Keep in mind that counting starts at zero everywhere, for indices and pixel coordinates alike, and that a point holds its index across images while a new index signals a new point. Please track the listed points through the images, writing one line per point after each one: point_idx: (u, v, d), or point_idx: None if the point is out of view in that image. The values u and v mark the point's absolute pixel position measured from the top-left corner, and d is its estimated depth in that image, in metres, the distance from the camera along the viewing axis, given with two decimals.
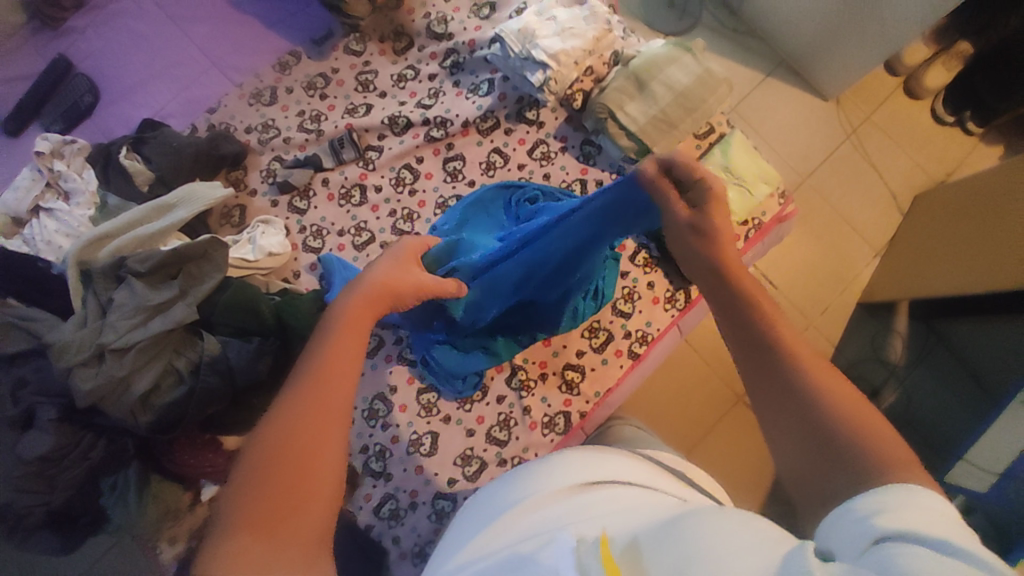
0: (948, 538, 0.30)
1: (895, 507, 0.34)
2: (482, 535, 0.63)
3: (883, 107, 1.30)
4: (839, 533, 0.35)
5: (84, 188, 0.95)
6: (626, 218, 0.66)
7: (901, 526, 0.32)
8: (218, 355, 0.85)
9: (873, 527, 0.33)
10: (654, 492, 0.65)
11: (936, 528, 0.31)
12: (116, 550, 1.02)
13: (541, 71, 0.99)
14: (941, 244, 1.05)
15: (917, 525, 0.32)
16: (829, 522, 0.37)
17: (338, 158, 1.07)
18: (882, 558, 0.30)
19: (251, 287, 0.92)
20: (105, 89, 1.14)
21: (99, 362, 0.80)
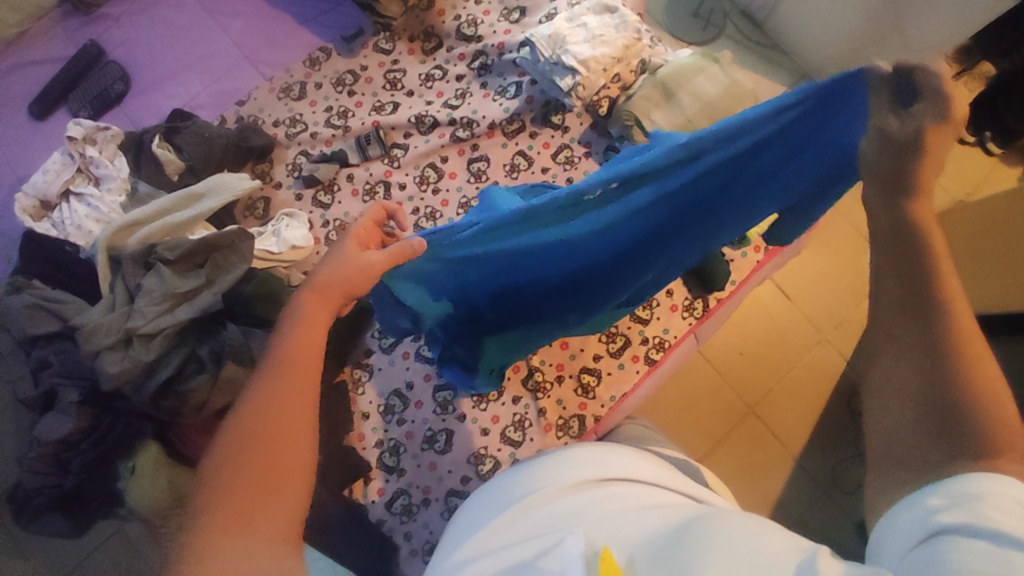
0: (997, 525, 0.32)
1: (949, 498, 0.36)
2: (493, 526, 0.64)
3: None
4: (896, 532, 0.37)
5: (116, 174, 0.97)
6: (823, 144, 0.59)
7: (950, 519, 0.34)
8: (240, 346, 0.86)
9: (925, 523, 0.36)
10: (660, 490, 0.66)
11: (986, 516, 0.33)
12: (121, 535, 1.02)
13: (570, 76, 1.00)
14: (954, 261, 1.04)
15: (968, 516, 0.34)
16: (889, 513, 0.40)
17: (364, 154, 1.09)
18: (933, 557, 0.33)
19: (275, 279, 0.93)
20: (135, 78, 1.15)
21: (126, 346, 0.81)
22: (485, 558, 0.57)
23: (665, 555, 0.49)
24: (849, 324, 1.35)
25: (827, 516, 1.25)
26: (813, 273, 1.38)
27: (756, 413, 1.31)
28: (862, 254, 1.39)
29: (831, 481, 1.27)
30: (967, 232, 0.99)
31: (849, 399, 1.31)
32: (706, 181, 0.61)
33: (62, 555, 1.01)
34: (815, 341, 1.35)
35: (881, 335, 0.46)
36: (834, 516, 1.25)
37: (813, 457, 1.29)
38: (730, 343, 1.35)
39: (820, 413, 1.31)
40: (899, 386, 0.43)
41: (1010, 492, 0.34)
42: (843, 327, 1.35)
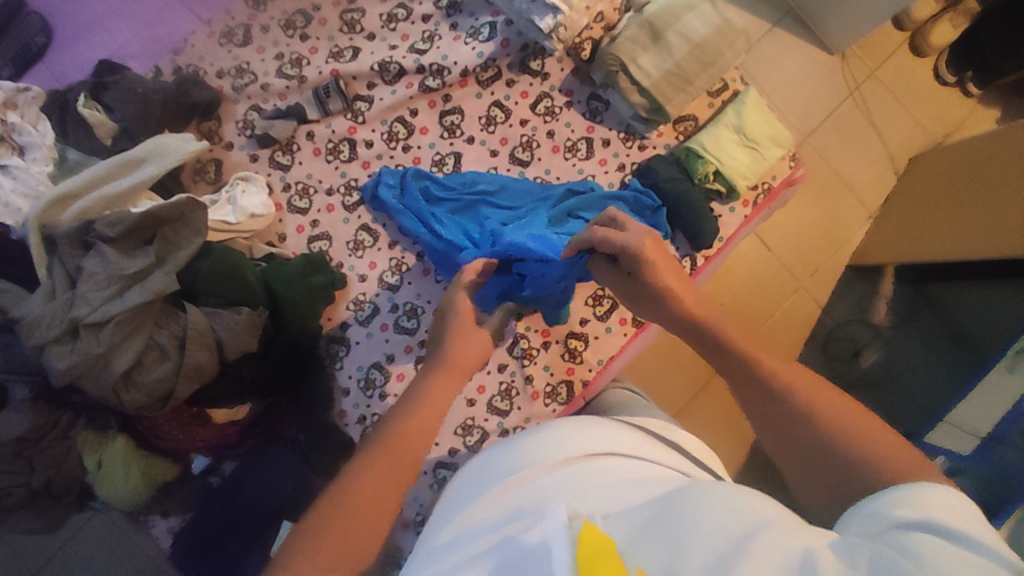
0: (943, 524, 0.39)
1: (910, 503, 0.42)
2: (476, 504, 0.56)
3: (889, 63, 1.38)
4: (854, 515, 0.44)
5: (41, 142, 0.85)
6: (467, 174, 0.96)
7: (897, 520, 0.41)
8: (203, 328, 0.78)
9: (869, 512, 0.43)
10: (652, 467, 0.61)
11: (933, 516, 0.40)
12: (80, 540, 0.92)
13: (551, 16, 0.89)
14: (971, 204, 1.09)
15: (922, 514, 0.40)
16: (864, 512, 0.44)
17: (323, 109, 0.98)
18: (902, 540, 0.38)
19: (234, 252, 0.85)
20: (61, 29, 1.00)
21: (73, 338, 0.74)
22: (469, 540, 0.50)
23: (670, 540, 0.42)
24: (826, 271, 1.36)
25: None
26: (796, 223, 1.36)
27: None
28: (843, 202, 1.37)
29: None
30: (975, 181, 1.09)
31: (823, 344, 1.34)
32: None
33: (25, 557, 0.91)
34: (791, 289, 1.35)
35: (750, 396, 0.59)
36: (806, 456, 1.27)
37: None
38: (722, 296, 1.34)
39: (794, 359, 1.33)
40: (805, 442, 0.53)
41: (958, 506, 0.40)
42: (821, 274, 1.36)
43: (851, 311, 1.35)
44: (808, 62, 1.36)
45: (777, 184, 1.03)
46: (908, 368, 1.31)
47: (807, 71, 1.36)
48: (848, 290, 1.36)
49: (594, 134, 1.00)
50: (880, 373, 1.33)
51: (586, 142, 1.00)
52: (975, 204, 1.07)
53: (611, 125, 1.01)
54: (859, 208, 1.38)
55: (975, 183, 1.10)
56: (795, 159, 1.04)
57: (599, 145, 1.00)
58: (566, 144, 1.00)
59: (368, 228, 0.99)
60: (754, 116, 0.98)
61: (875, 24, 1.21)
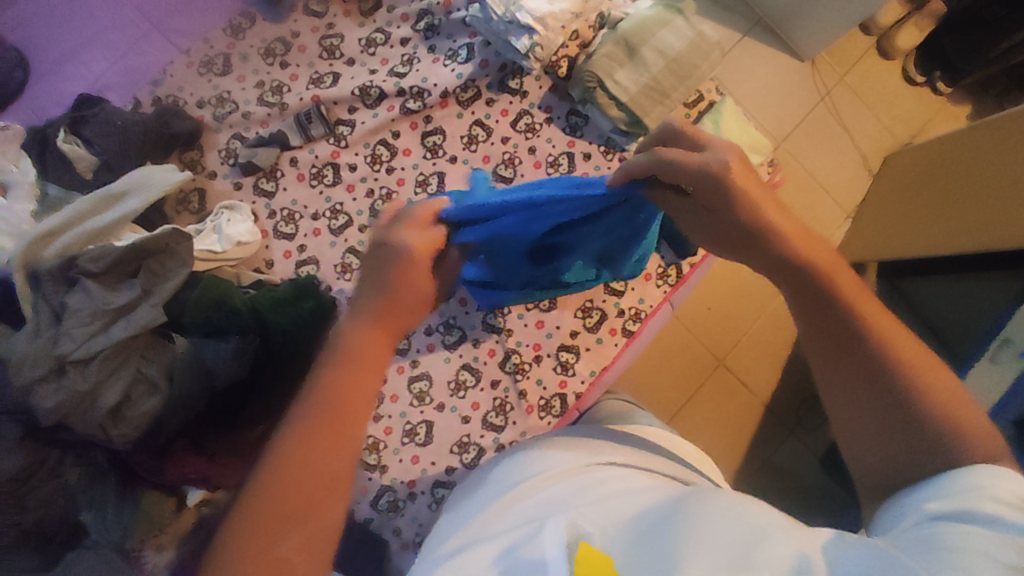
0: (985, 512, 0.38)
1: (945, 493, 0.42)
2: (486, 515, 0.57)
3: (859, 67, 1.43)
4: (894, 511, 0.44)
5: (23, 180, 0.84)
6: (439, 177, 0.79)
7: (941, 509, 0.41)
8: (194, 358, 0.79)
9: (917, 503, 0.43)
10: (657, 479, 0.60)
11: (971, 505, 0.39)
12: None
13: (527, 36, 0.91)
14: (947, 200, 1.11)
15: (956, 505, 0.40)
16: (903, 505, 0.44)
17: (306, 134, 0.99)
18: (932, 536, 0.39)
19: (222, 281, 0.85)
20: (37, 60, 0.99)
21: (60, 375, 0.73)
22: (476, 546, 0.50)
23: (668, 550, 0.42)
24: None
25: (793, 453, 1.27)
26: None
27: (725, 364, 1.29)
28: (821, 202, 1.40)
29: (793, 418, 1.28)
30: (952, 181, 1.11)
31: None
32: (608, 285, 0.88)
33: None
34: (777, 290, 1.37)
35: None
36: (801, 453, 1.28)
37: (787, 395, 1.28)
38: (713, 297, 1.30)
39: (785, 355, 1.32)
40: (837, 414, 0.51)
41: (1016, 490, 0.40)
42: None
43: None
44: (780, 68, 1.40)
45: None
46: None
47: (779, 77, 1.40)
48: None
49: (575, 148, 1.02)
50: None
51: (568, 157, 1.02)
52: (957, 199, 1.08)
53: (591, 139, 1.03)
54: (837, 208, 1.41)
55: (953, 180, 1.11)
56: (772, 164, 1.06)
57: (581, 159, 1.02)
58: (548, 159, 1.02)
59: (355, 250, 0.99)
60: (729, 125, 1.00)
61: (841, 30, 1.25)
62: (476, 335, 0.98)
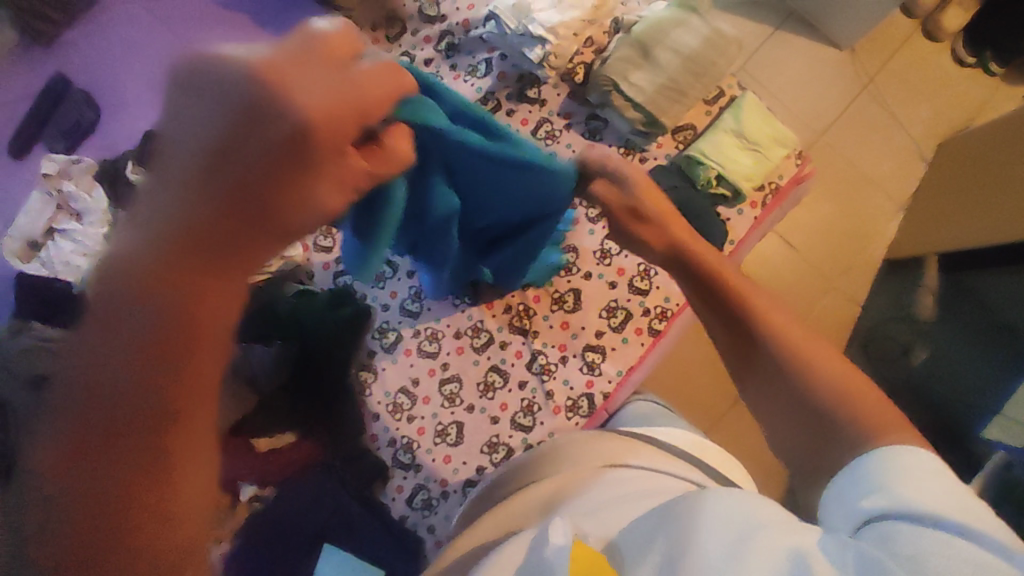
0: (912, 506, 0.40)
1: (874, 489, 0.43)
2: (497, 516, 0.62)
3: (903, 51, 1.36)
4: (834, 506, 0.45)
5: (96, 207, 0.97)
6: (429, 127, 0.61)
7: (876, 505, 0.42)
8: (241, 363, 0.85)
9: (850, 502, 0.44)
10: (672, 482, 0.60)
11: (901, 498, 0.41)
12: None
13: (540, 46, 0.95)
14: (1003, 187, 1.03)
15: (888, 500, 0.41)
16: (843, 500, 0.45)
17: None
18: (875, 537, 0.39)
19: (265, 291, 0.92)
20: (101, 100, 1.13)
21: None
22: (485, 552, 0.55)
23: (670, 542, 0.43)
24: (860, 268, 1.31)
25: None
26: (820, 219, 1.33)
27: None
28: (866, 194, 1.34)
29: None
30: (1009, 167, 1.04)
31: (864, 345, 1.28)
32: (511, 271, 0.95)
33: None
34: (822, 287, 1.30)
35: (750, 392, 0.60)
36: None
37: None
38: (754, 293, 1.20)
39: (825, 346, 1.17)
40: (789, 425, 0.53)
41: (932, 476, 0.42)
42: (853, 271, 1.31)
43: (888, 306, 1.29)
44: (814, 59, 1.36)
45: (785, 183, 1.03)
46: (956, 364, 1.24)
47: (813, 67, 1.35)
48: (887, 286, 1.30)
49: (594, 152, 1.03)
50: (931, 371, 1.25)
51: None
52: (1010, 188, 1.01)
53: (611, 142, 1.04)
54: (884, 199, 1.34)
55: (1008, 166, 1.04)
56: (801, 156, 1.03)
57: None
58: None
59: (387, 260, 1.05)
60: (751, 121, 0.98)
61: (876, 14, 1.20)
62: (503, 337, 1.01)
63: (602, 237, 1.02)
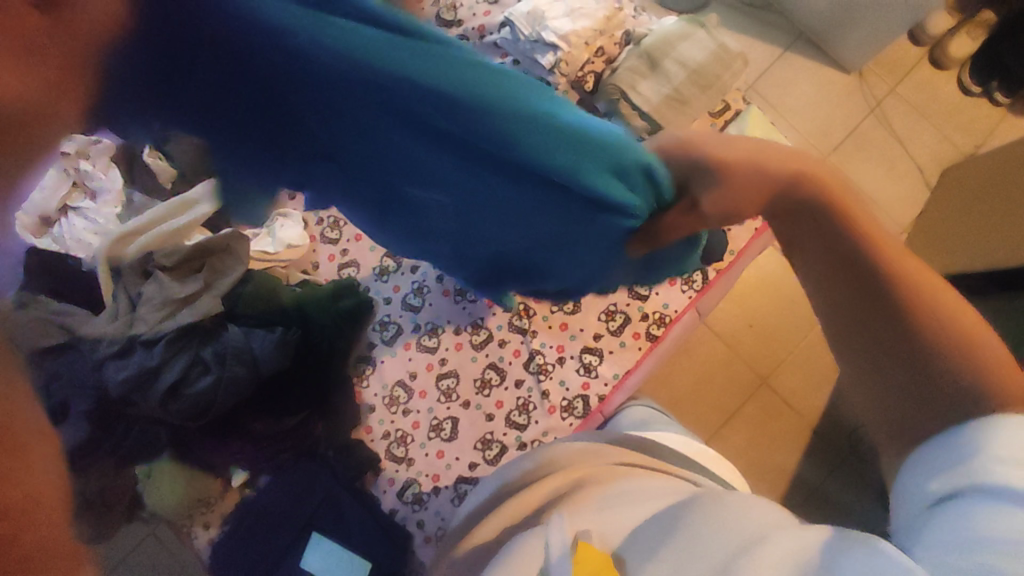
0: (999, 481, 0.32)
1: (955, 469, 0.35)
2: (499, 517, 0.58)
3: (909, 78, 1.38)
4: (909, 484, 0.38)
5: (111, 187, 0.99)
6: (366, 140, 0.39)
7: (951, 482, 0.34)
8: (242, 346, 0.87)
9: (923, 489, 0.36)
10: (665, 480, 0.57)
11: (986, 472, 0.33)
12: (151, 539, 1.03)
13: (552, 53, 0.98)
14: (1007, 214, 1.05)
15: (966, 476, 0.34)
16: (910, 477, 0.38)
17: None
18: (943, 526, 0.33)
19: (272, 278, 0.95)
20: None
21: (130, 353, 0.84)
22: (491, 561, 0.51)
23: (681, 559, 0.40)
24: None
25: (856, 489, 1.09)
26: None
27: (769, 384, 1.17)
28: None
29: (852, 447, 1.11)
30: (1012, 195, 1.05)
31: None
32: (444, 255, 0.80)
33: None
34: None
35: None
36: None
37: (841, 415, 1.13)
38: (757, 302, 1.20)
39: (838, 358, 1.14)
40: (866, 375, 0.41)
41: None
42: None
43: None
44: (822, 81, 1.39)
45: None
46: None
47: (819, 89, 1.38)
48: None
49: None
50: None
51: None
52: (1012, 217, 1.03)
53: None
54: (889, 222, 1.34)
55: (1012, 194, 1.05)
56: None
57: None
58: None
59: (392, 255, 1.07)
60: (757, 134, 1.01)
61: (885, 38, 1.23)
62: (502, 335, 1.02)
63: None
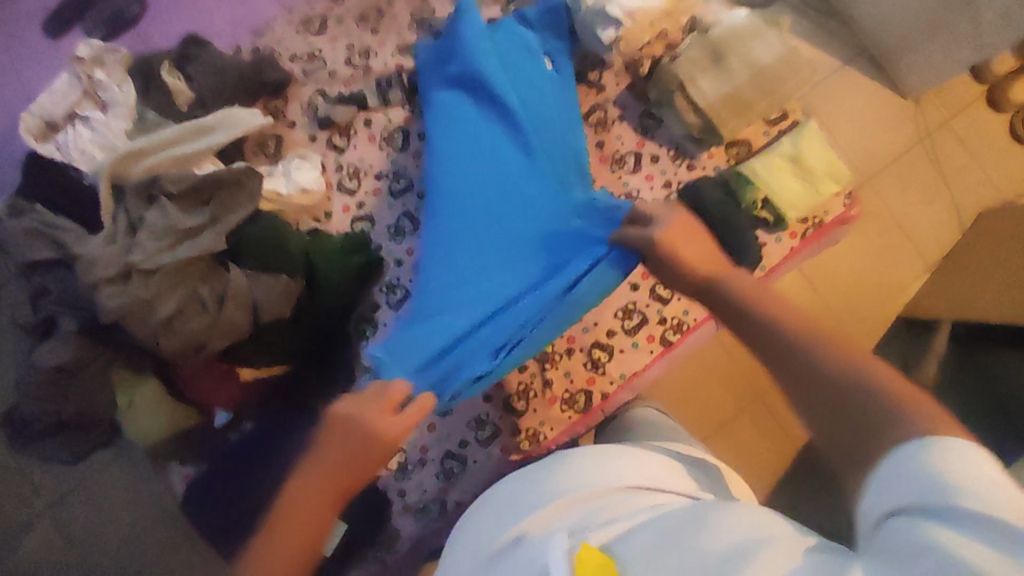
0: (959, 508, 0.37)
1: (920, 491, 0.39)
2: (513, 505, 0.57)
3: (962, 114, 1.32)
4: (885, 481, 0.43)
5: (123, 100, 0.92)
6: None
7: (922, 495, 0.39)
8: (242, 289, 0.83)
9: (896, 486, 0.41)
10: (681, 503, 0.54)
11: (949, 500, 0.38)
12: (116, 467, 0.98)
13: (614, 28, 0.91)
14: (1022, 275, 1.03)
15: (940, 499, 0.38)
16: (879, 481, 0.43)
17: (383, 98, 1.04)
18: (900, 534, 0.38)
19: (280, 222, 0.89)
20: None
21: (125, 281, 0.80)
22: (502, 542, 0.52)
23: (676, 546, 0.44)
24: (872, 321, 1.28)
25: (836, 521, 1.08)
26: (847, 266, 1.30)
27: (767, 402, 1.14)
28: (895, 249, 1.30)
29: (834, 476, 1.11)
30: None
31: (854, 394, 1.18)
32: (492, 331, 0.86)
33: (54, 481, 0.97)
34: None
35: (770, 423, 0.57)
36: None
37: None
38: None
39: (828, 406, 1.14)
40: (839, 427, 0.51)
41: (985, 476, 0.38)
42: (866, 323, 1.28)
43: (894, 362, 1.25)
44: (877, 104, 1.32)
45: (830, 220, 0.99)
46: None
47: (872, 110, 1.31)
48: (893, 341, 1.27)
49: (642, 149, 1.00)
50: None
51: (634, 156, 1.00)
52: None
53: (661, 142, 1.01)
54: (915, 259, 1.31)
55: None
56: (851, 196, 1.00)
57: (646, 160, 1.00)
58: (614, 156, 1.01)
59: (410, 215, 1.02)
60: (812, 149, 0.96)
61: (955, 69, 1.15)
62: None
63: None
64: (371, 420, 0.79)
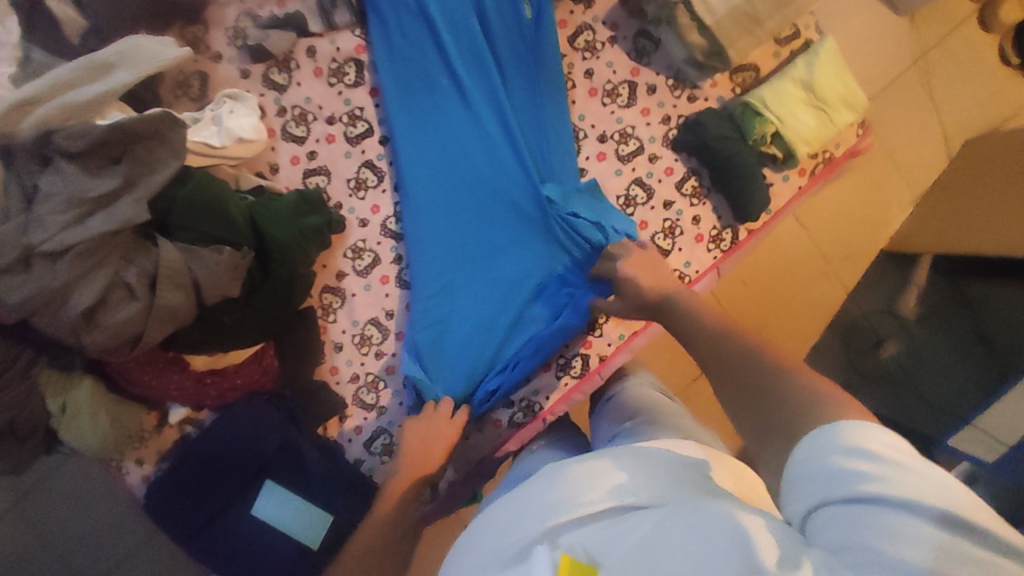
0: (902, 495, 0.36)
1: (847, 476, 0.38)
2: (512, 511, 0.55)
3: (958, 31, 1.16)
4: (801, 470, 0.41)
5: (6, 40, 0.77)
6: None
7: (841, 481, 0.38)
8: (180, 267, 0.69)
9: (825, 471, 0.39)
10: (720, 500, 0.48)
11: (887, 487, 0.36)
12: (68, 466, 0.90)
13: None
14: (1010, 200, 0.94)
15: (872, 485, 0.37)
16: (801, 467, 0.41)
17: (328, 22, 0.86)
18: (844, 525, 0.36)
19: (217, 180, 0.74)
20: None
21: (27, 268, 0.64)
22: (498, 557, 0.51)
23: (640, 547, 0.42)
24: (858, 257, 1.16)
25: None
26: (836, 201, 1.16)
27: None
28: (887, 183, 1.17)
29: None
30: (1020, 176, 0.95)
31: (842, 333, 1.16)
32: (503, 332, 0.84)
33: None
34: (820, 272, 1.16)
35: (766, 420, 0.46)
36: None
37: None
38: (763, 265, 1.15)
39: (803, 361, 1.16)
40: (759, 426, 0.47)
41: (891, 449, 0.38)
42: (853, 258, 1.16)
43: (875, 297, 1.16)
44: (871, 23, 1.14)
45: (840, 154, 0.91)
46: (932, 372, 1.10)
47: None
48: (882, 278, 1.16)
49: (638, 77, 0.87)
50: (900, 367, 1.13)
51: (628, 86, 0.88)
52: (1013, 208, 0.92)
53: (659, 69, 0.88)
54: None
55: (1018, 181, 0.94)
56: (864, 126, 0.91)
57: (642, 90, 0.88)
58: (605, 87, 0.88)
59: (372, 165, 0.88)
60: (827, 73, 0.85)
61: None
62: None
63: (628, 181, 0.88)
64: (434, 424, 0.79)
